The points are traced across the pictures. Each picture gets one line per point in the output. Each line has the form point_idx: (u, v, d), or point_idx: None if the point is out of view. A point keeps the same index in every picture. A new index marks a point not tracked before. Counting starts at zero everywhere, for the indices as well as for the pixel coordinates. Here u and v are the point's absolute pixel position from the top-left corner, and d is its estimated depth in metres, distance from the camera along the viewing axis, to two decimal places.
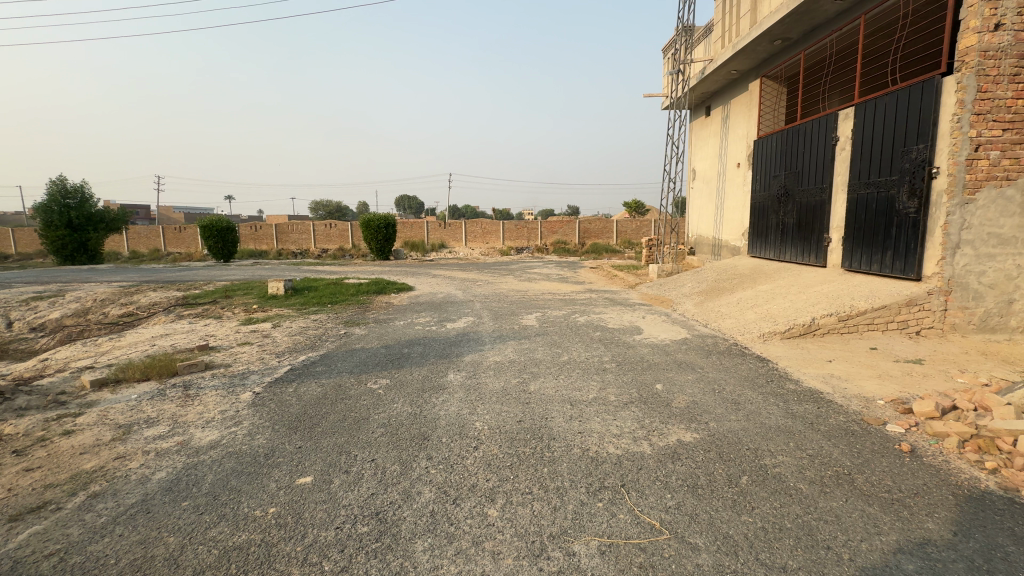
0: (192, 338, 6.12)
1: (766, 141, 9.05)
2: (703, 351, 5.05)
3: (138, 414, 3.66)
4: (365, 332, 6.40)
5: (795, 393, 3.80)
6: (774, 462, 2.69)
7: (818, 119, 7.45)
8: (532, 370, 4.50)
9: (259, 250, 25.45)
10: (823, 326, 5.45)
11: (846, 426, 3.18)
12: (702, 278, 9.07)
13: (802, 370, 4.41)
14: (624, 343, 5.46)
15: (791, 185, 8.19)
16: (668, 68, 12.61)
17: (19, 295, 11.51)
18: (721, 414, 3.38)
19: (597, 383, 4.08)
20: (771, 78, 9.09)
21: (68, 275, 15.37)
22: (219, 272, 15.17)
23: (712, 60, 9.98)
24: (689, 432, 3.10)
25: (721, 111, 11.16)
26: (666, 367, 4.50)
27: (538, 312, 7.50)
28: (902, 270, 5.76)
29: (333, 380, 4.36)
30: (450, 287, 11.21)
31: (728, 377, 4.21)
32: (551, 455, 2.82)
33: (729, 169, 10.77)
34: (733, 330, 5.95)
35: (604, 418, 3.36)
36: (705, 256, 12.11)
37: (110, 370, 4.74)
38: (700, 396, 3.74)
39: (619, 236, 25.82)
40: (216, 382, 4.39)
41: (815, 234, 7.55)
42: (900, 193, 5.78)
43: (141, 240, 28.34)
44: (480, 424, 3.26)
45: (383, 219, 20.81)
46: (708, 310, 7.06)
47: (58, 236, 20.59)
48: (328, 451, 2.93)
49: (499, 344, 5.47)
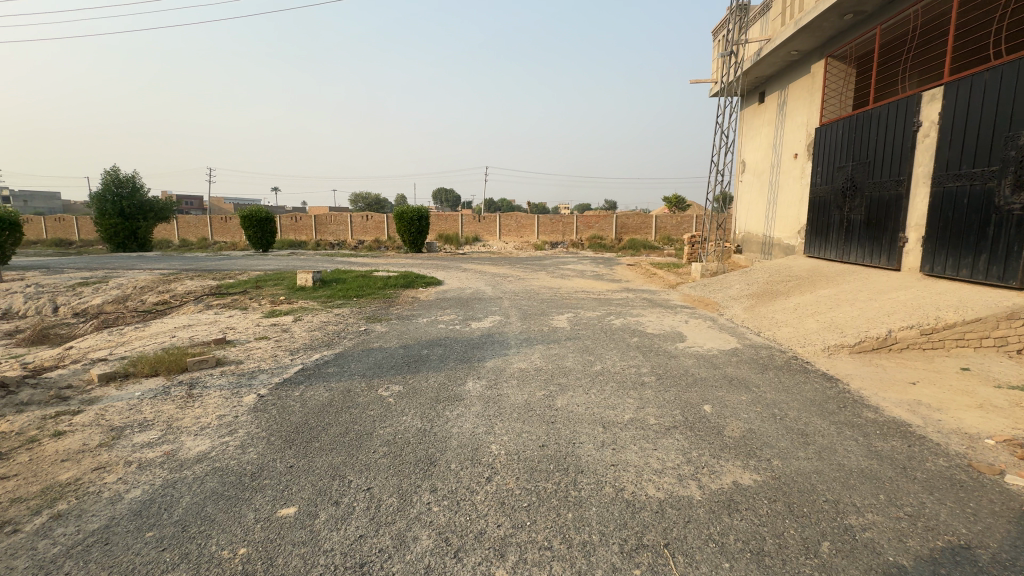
0: (211, 330, 5.97)
1: (831, 129, 8.13)
2: (757, 366, 4.42)
3: (136, 416, 3.42)
4: (385, 329, 6.08)
5: (878, 425, 3.16)
6: (863, 523, 2.12)
7: (896, 102, 6.54)
8: (560, 381, 4.00)
9: (298, 242, 25.96)
10: (900, 340, 4.72)
11: (951, 475, 2.54)
12: (752, 279, 8.29)
13: (881, 395, 3.74)
14: (665, 352, 4.88)
15: (861, 177, 7.28)
16: (719, 50, 11.69)
17: (68, 281, 11.97)
18: (787, 449, 2.80)
19: (634, 402, 3.54)
20: (838, 58, 8.16)
21: (118, 262, 16.02)
22: (255, 263, 15.34)
23: (769, 40, 9.08)
24: (749, 473, 2.55)
25: (777, 97, 10.21)
26: (715, 384, 3.92)
27: (570, 313, 6.97)
28: (1000, 277, 4.95)
29: (343, 384, 4.02)
30: (479, 282, 10.81)
31: (790, 399, 3.59)
32: (576, 497, 2.34)
33: (784, 161, 9.85)
34: (791, 340, 5.25)
35: (642, 447, 2.84)
36: (754, 254, 11.22)
37: (124, 363, 4.60)
38: (759, 424, 3.16)
39: (660, 232, 24.72)
40: (223, 381, 4.14)
41: (887, 233, 6.67)
42: (1001, 186, 4.93)
43: (189, 228, 29.45)
44: (495, 449, 2.81)
45: (416, 211, 20.65)
46: (760, 316, 6.36)
47: (110, 224, 21.55)
48: (322, 474, 2.57)
49: (525, 349, 5.00)
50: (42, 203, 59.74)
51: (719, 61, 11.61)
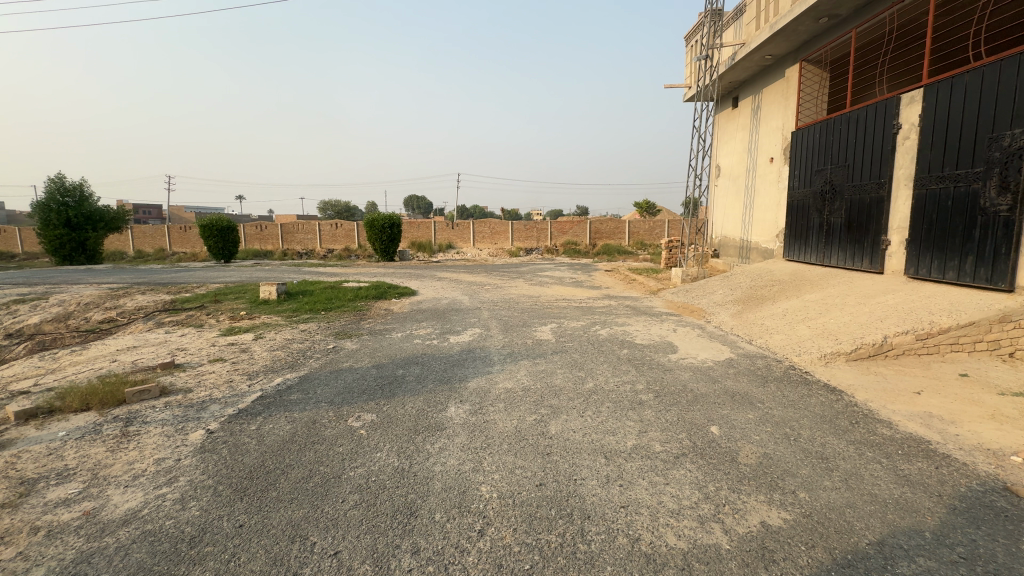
0: (158, 353, 5.36)
1: (808, 133, 8.12)
2: (757, 378, 4.16)
3: (54, 463, 2.88)
4: (356, 347, 5.60)
5: (897, 444, 2.92)
6: (918, 573, 1.83)
7: (875, 105, 6.53)
8: (551, 404, 3.63)
9: (263, 252, 24.87)
10: (896, 346, 4.57)
11: (992, 503, 2.29)
12: (735, 283, 8.16)
13: (890, 407, 3.53)
14: (659, 365, 4.59)
15: (841, 180, 7.25)
16: (692, 55, 11.72)
17: (2, 298, 10.89)
18: (811, 478, 2.52)
19: (634, 425, 3.21)
20: (813, 62, 8.19)
21: (63, 275, 14.81)
22: (214, 275, 14.39)
23: (744, 44, 9.08)
24: (776, 511, 2.24)
25: (752, 101, 10.23)
26: (717, 401, 3.64)
27: (553, 323, 6.64)
28: (989, 279, 4.88)
29: (307, 415, 3.54)
30: (455, 292, 10.36)
31: (800, 416, 3.34)
32: (586, 553, 1.98)
33: (760, 165, 9.85)
34: (785, 349, 5.06)
35: (653, 482, 2.51)
36: (732, 258, 11.17)
37: (49, 395, 3.98)
38: (773, 447, 2.88)
39: (633, 237, 24.87)
40: (166, 414, 3.61)
41: (869, 237, 6.62)
42: (986, 187, 4.88)
43: (145, 239, 27.89)
44: (485, 492, 2.43)
45: (388, 217, 20.01)
46: (749, 323, 6.17)
47: (56, 235, 20.10)
48: (278, 535, 2.13)
49: (510, 366, 4.62)
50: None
51: (694, 65, 11.59)
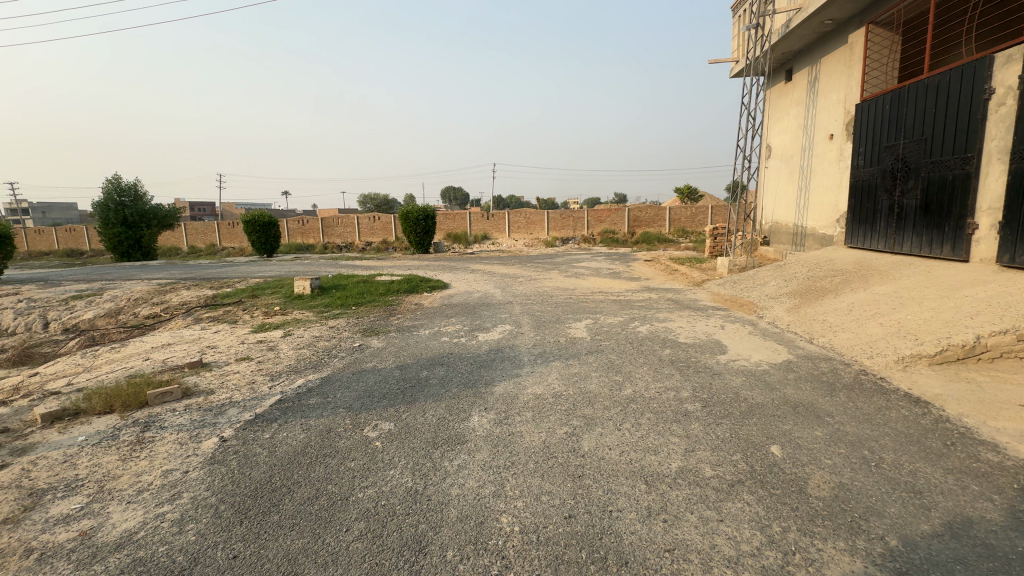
0: (189, 352, 5.35)
1: (876, 104, 7.27)
2: (823, 386, 3.64)
3: (66, 471, 2.79)
4: (382, 345, 5.41)
5: (1010, 475, 2.38)
6: None
7: (961, 68, 5.69)
8: (585, 413, 3.27)
9: (305, 245, 25.55)
10: (993, 347, 3.87)
11: None
12: (790, 274, 7.44)
13: (994, 425, 2.94)
14: (706, 368, 4.13)
15: (916, 156, 6.43)
16: (741, 26, 10.83)
17: (62, 294, 11.51)
18: (904, 521, 2.06)
19: (680, 443, 2.80)
20: (882, 23, 7.31)
21: (118, 272, 15.55)
22: (256, 269, 14.74)
23: (801, 9, 8.24)
24: (861, 564, 1.81)
25: (808, 73, 9.33)
26: (777, 414, 3.16)
27: (588, 319, 6.24)
28: None
29: (324, 422, 3.34)
30: (487, 285, 10.09)
31: (880, 435, 2.83)
32: None
33: (818, 142, 8.97)
34: (852, 351, 4.46)
35: (704, 518, 2.12)
36: (785, 246, 10.31)
37: (77, 396, 3.98)
38: (850, 476, 2.41)
39: (673, 224, 23.85)
40: (184, 419, 3.49)
41: (951, 219, 5.82)
42: None
43: (197, 235, 29.22)
44: (506, 525, 2.12)
45: (422, 210, 19.99)
46: (808, 319, 5.56)
47: (115, 233, 21.28)
48: (272, 571, 1.90)
49: (540, 368, 4.27)
50: (60, 214, 60.95)
51: (743, 37, 10.72)
